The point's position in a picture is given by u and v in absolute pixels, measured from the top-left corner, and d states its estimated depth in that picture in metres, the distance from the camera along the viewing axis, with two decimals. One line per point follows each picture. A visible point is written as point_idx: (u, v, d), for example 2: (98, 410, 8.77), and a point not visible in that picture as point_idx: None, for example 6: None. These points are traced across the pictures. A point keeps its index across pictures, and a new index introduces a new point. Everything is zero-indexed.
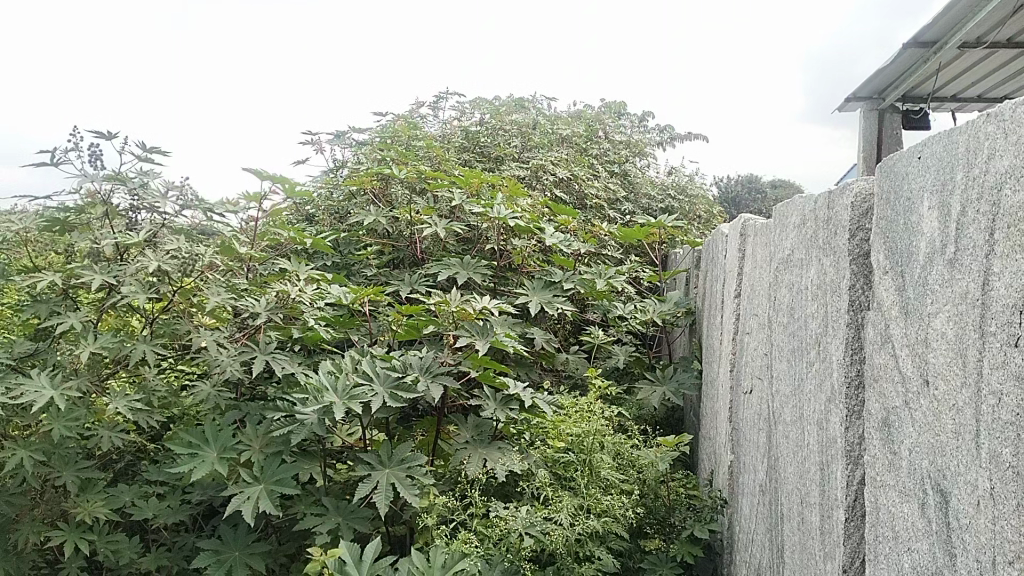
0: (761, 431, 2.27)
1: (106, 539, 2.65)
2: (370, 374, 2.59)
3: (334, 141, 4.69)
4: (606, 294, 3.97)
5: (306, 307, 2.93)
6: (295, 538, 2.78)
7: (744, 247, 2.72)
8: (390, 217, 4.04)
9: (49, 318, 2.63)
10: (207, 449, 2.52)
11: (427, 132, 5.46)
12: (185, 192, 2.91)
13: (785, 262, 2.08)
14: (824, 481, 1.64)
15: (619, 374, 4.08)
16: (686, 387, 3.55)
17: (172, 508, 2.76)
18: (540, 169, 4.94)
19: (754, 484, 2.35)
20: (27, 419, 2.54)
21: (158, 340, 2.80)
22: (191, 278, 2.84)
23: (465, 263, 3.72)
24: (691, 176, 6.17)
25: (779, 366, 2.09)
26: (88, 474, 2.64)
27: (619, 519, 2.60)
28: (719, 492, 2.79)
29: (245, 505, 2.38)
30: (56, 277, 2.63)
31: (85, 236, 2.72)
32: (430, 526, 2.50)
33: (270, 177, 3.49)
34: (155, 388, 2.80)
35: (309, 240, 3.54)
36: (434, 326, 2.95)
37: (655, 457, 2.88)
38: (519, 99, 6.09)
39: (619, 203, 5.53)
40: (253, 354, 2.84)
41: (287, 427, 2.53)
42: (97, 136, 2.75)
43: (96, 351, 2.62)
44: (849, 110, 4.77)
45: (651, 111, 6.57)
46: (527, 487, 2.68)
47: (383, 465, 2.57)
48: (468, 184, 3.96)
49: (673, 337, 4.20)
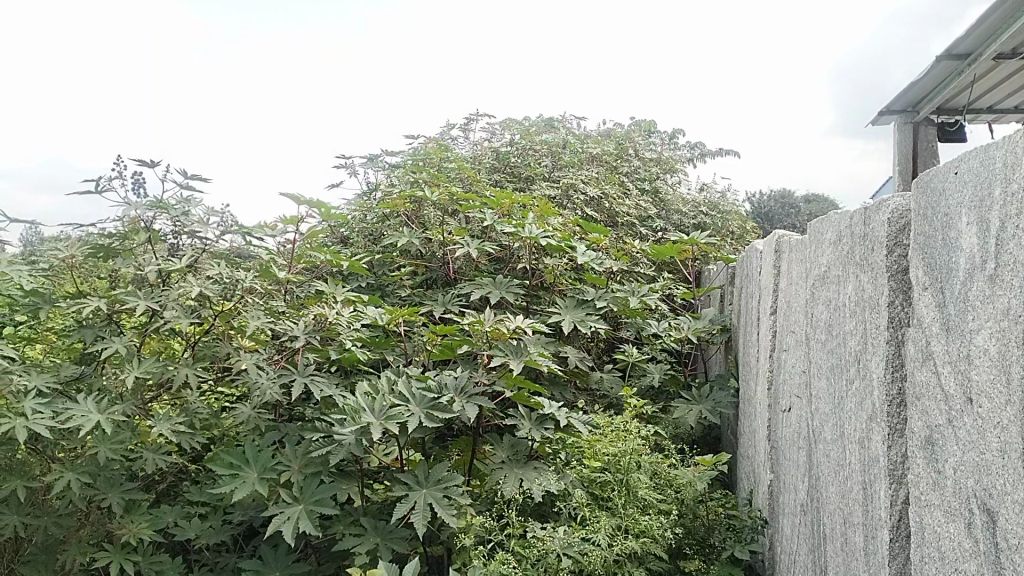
0: (801, 450, 2.24)
1: (149, 560, 2.71)
2: (406, 395, 2.61)
3: (367, 165, 4.76)
4: (639, 312, 3.98)
5: (344, 329, 2.96)
6: (334, 558, 2.80)
7: (779, 263, 2.70)
8: (423, 239, 4.08)
9: (95, 343, 2.71)
10: (248, 469, 2.55)
11: (458, 153, 5.51)
12: (225, 217, 2.97)
13: (822, 279, 2.07)
14: (867, 501, 1.61)
15: (655, 393, 4.05)
16: (723, 405, 3.51)
17: (214, 528, 2.81)
18: (570, 188, 4.99)
19: (794, 504, 2.32)
20: (73, 442, 2.61)
21: (200, 363, 2.85)
22: (230, 301, 2.90)
23: (497, 282, 3.74)
24: (723, 192, 6.15)
25: (818, 384, 2.06)
26: (132, 495, 2.69)
27: (659, 539, 2.57)
28: (758, 512, 2.75)
29: (285, 526, 2.41)
30: (102, 302, 2.70)
31: (129, 262, 2.81)
32: (468, 546, 2.50)
33: (307, 201, 3.56)
34: (197, 411, 2.85)
35: (345, 263, 3.59)
36: (469, 347, 2.97)
37: (693, 477, 2.86)
38: (549, 118, 6.12)
39: (651, 219, 5.52)
40: (292, 376, 2.88)
41: (326, 448, 2.56)
42: (141, 164, 2.84)
43: (141, 375, 2.68)
44: (883, 123, 4.72)
45: (681, 128, 6.57)
46: (564, 507, 2.67)
47: (421, 486, 2.58)
48: (499, 204, 4.00)
49: (708, 354, 4.17)
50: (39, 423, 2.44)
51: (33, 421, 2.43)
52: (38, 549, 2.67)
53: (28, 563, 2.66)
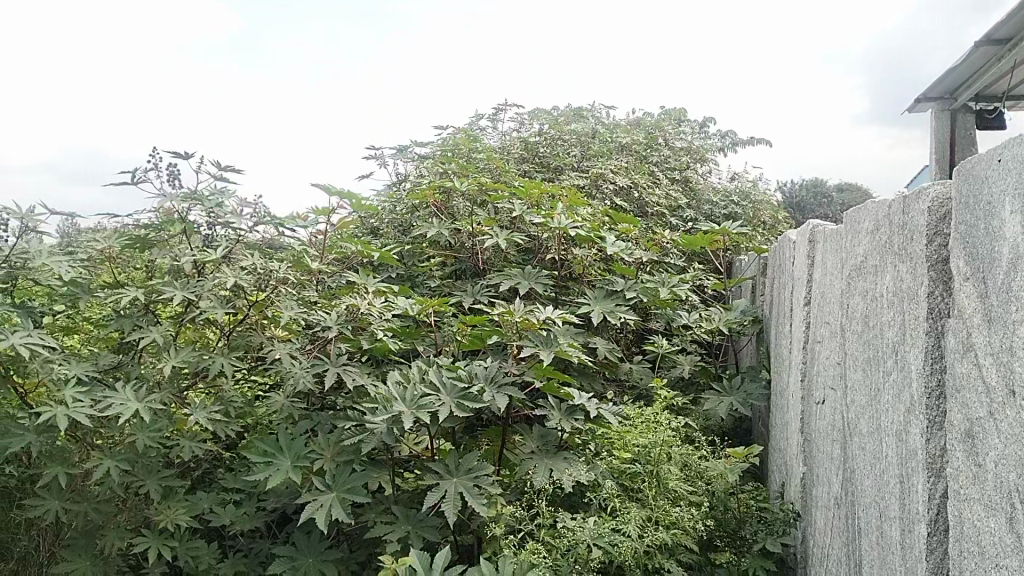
0: (836, 442, 2.21)
1: (187, 545, 2.76)
2: (437, 385, 2.62)
3: (396, 156, 4.78)
4: (669, 303, 3.96)
5: (375, 319, 2.98)
6: (366, 545, 2.83)
7: (813, 254, 2.66)
8: (452, 229, 4.09)
9: (132, 332, 2.76)
10: (282, 457, 2.59)
11: (487, 144, 5.50)
12: (258, 208, 3.01)
13: (858, 269, 2.03)
14: (904, 494, 1.59)
15: (685, 384, 4.03)
16: (754, 397, 3.48)
17: (248, 514, 2.85)
18: (600, 177, 4.96)
19: (828, 496, 2.29)
20: (112, 429, 2.66)
21: (235, 353, 2.89)
22: (264, 292, 2.94)
23: (526, 273, 3.74)
24: (754, 181, 6.08)
25: (854, 376, 2.03)
26: (169, 482, 2.74)
27: (689, 531, 2.56)
28: (790, 505, 2.72)
29: (317, 513, 2.44)
30: (139, 293, 2.75)
31: (165, 253, 2.86)
32: (498, 535, 2.52)
33: (338, 192, 3.59)
34: (232, 400, 2.89)
35: (375, 254, 3.62)
36: (499, 337, 2.98)
37: (724, 468, 2.85)
38: (578, 108, 6.09)
39: (680, 209, 5.48)
40: (325, 366, 2.90)
41: (358, 437, 2.59)
42: (175, 156, 2.88)
43: (178, 364, 2.73)
44: (920, 110, 4.63)
45: (712, 117, 6.50)
46: (595, 498, 2.67)
47: (451, 475, 2.59)
48: (528, 194, 4.00)
49: (739, 346, 4.13)
50: (79, 411, 2.49)
51: (73, 409, 2.49)
52: (79, 534, 2.74)
53: (70, 548, 2.73)
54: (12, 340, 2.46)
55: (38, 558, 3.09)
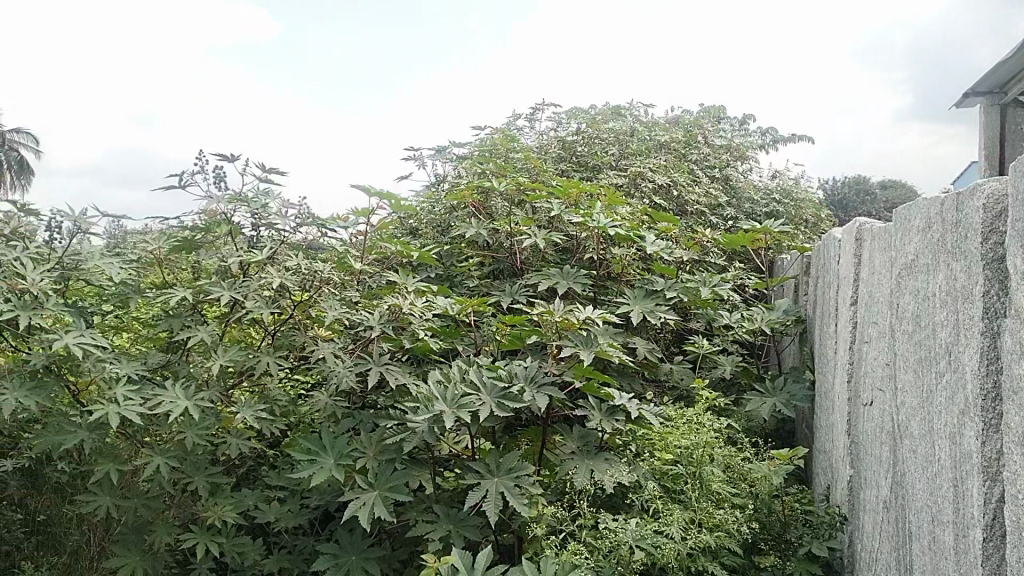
0: (885, 445, 2.16)
1: (233, 542, 2.80)
2: (477, 384, 2.63)
3: (435, 156, 4.81)
4: (710, 302, 3.92)
5: (416, 319, 3.01)
6: (408, 544, 2.85)
7: (860, 252, 2.61)
8: (490, 229, 4.10)
9: (181, 331, 2.82)
10: (325, 455, 2.62)
11: (525, 143, 5.50)
12: (301, 210, 3.05)
13: (909, 268, 1.99)
14: (958, 498, 1.55)
15: (727, 385, 3.98)
16: (798, 398, 3.42)
17: (292, 512, 2.89)
18: (639, 176, 4.93)
19: (877, 500, 2.24)
20: (162, 427, 2.72)
21: (280, 352, 2.94)
22: (308, 292, 2.98)
23: (565, 272, 3.72)
24: (795, 179, 5.99)
25: (904, 377, 1.99)
26: (216, 479, 2.79)
27: (733, 534, 2.53)
28: (836, 508, 2.68)
29: (361, 511, 2.46)
30: (188, 293, 2.82)
31: (212, 254, 2.93)
32: (539, 536, 2.52)
33: (378, 193, 3.62)
34: (277, 398, 2.94)
35: (415, 254, 3.64)
36: (539, 337, 2.98)
37: (768, 470, 2.80)
38: (616, 106, 6.05)
39: (721, 208, 5.41)
40: (367, 365, 2.93)
41: (400, 436, 2.60)
42: (221, 159, 2.93)
43: (225, 363, 2.78)
44: (969, 105, 4.50)
45: (752, 114, 6.41)
46: (636, 499, 2.65)
47: (492, 474, 2.60)
48: (567, 194, 3.98)
49: (782, 346, 4.07)
50: (131, 408, 2.55)
51: (125, 407, 2.55)
52: (129, 529, 2.80)
53: (120, 543, 2.79)
54: (66, 340, 2.53)
55: (90, 553, 3.17)
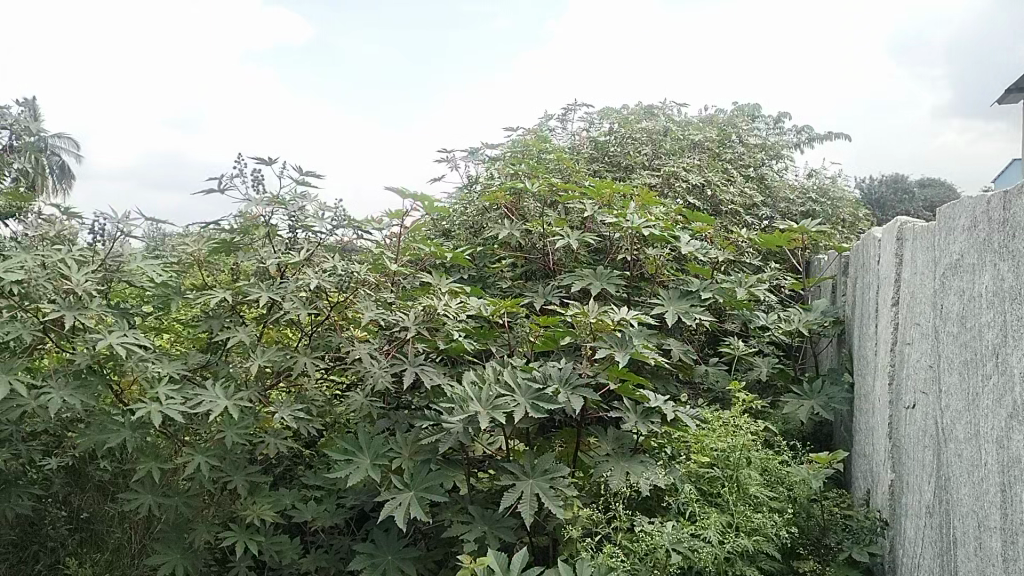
0: (928, 449, 2.12)
1: (271, 540, 2.84)
2: (512, 385, 2.63)
3: (467, 158, 4.82)
4: (746, 303, 3.87)
5: (450, 320, 3.02)
6: (443, 544, 2.86)
7: (901, 252, 2.56)
8: (523, 230, 4.09)
9: (220, 332, 2.87)
10: (362, 455, 2.64)
11: (557, 144, 5.48)
12: (337, 212, 3.08)
13: (953, 268, 1.94)
14: (1005, 505, 1.51)
15: (763, 387, 3.93)
16: (837, 401, 3.37)
17: (329, 511, 2.91)
18: (672, 176, 4.89)
19: (919, 505, 2.20)
20: (202, 426, 2.77)
21: (316, 353, 2.97)
22: (344, 293, 3.02)
23: (598, 273, 3.70)
24: (832, 177, 5.89)
25: (948, 379, 1.95)
26: (255, 477, 2.83)
27: (771, 538, 2.51)
28: (877, 512, 2.63)
29: (397, 511, 2.48)
30: (227, 294, 2.86)
31: (251, 257, 2.97)
32: (575, 538, 2.51)
33: (412, 195, 3.64)
34: (313, 398, 2.97)
35: (448, 255, 3.65)
36: (573, 338, 2.98)
37: (807, 474, 2.76)
38: (648, 106, 6.01)
39: (756, 207, 5.35)
40: (403, 366, 2.95)
41: (435, 436, 2.61)
42: (260, 162, 2.97)
43: (264, 364, 2.82)
44: (1013, 101, 4.39)
45: (787, 112, 6.32)
46: (673, 502, 2.63)
47: (527, 476, 2.60)
48: (601, 194, 3.97)
49: (820, 348, 4.01)
50: (172, 407, 2.60)
51: (166, 406, 2.60)
52: (170, 527, 2.85)
53: (162, 540, 2.84)
54: (110, 339, 2.59)
55: (131, 550, 3.23)
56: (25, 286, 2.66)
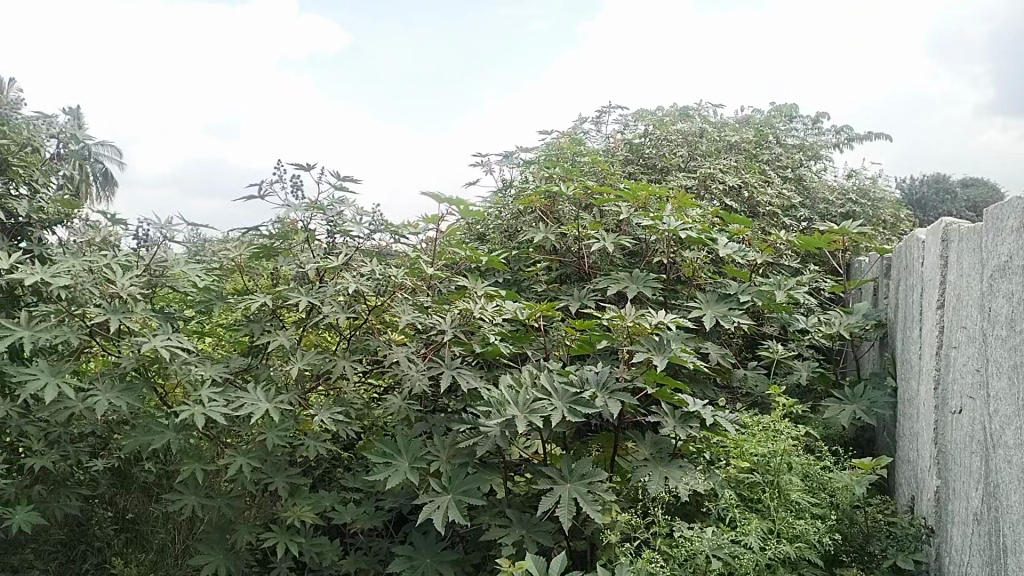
0: (975, 455, 2.07)
1: (311, 542, 2.87)
2: (549, 389, 2.63)
3: (502, 161, 4.83)
4: (785, 306, 3.82)
5: (487, 324, 3.03)
6: (480, 547, 2.87)
7: (946, 254, 2.50)
8: (558, 234, 4.09)
9: (262, 336, 2.91)
10: (400, 458, 2.66)
11: (591, 146, 5.47)
12: (375, 216, 3.11)
13: (1001, 270, 1.90)
14: None
15: (802, 391, 3.87)
16: (880, 405, 3.30)
17: (368, 513, 2.94)
18: (708, 178, 4.84)
19: (966, 513, 2.14)
20: (245, 428, 2.82)
21: (355, 356, 3.00)
22: (382, 297, 3.04)
23: (634, 276, 3.68)
24: (872, 178, 5.79)
25: (997, 384, 1.90)
26: (295, 479, 2.86)
27: (814, 545, 2.47)
28: (923, 519, 2.58)
29: (435, 514, 2.49)
30: (268, 299, 2.91)
31: (291, 261, 3.01)
32: (613, 543, 2.50)
33: (447, 199, 3.66)
34: (352, 401, 3.01)
35: (483, 259, 3.66)
36: (609, 342, 2.97)
37: (850, 480, 2.72)
38: (683, 107, 5.96)
39: (794, 209, 5.27)
40: (440, 369, 2.97)
41: (472, 439, 2.61)
42: (299, 168, 3.02)
43: (304, 367, 2.86)
44: None
45: (826, 112, 6.23)
46: (712, 508, 2.60)
47: (565, 480, 2.59)
48: (636, 197, 3.95)
49: (861, 352, 3.94)
50: (215, 410, 2.65)
51: (209, 408, 2.65)
52: (212, 528, 2.90)
53: (205, 541, 2.89)
54: (155, 343, 2.64)
55: (174, 550, 3.29)
56: (72, 290, 2.71)
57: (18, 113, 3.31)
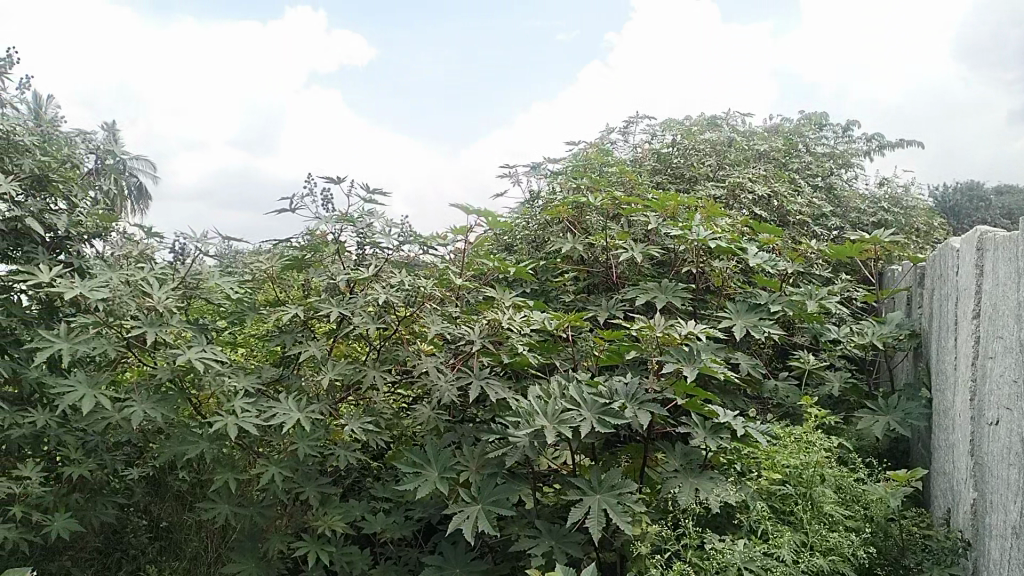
0: (1013, 467, 2.03)
1: (341, 551, 2.89)
2: (577, 400, 2.62)
3: (530, 172, 4.85)
4: (816, 316, 3.78)
5: (515, 334, 3.04)
6: (510, 558, 2.87)
7: (982, 263, 2.46)
8: (585, 244, 4.08)
9: (293, 346, 2.95)
10: (429, 468, 2.66)
11: (618, 156, 5.46)
12: (404, 228, 3.14)
13: None
14: None
15: (834, 402, 3.81)
16: (914, 417, 3.25)
17: (397, 523, 2.95)
18: (737, 187, 4.82)
19: (1005, 526, 2.10)
20: (277, 438, 2.85)
21: (384, 366, 3.02)
22: (410, 308, 3.08)
23: (663, 286, 3.66)
24: (904, 186, 5.71)
25: None
26: (326, 489, 2.89)
27: (848, 558, 2.43)
28: (960, 533, 2.53)
29: (465, 524, 2.49)
30: (299, 310, 2.95)
31: (322, 273, 3.05)
32: (644, 555, 2.49)
33: (475, 211, 3.69)
34: (382, 411, 3.03)
35: (512, 270, 3.67)
36: (638, 352, 2.96)
37: (885, 492, 2.67)
38: (711, 116, 5.93)
39: (825, 217, 5.22)
40: (468, 379, 2.98)
41: (501, 449, 2.62)
42: (329, 181, 3.07)
43: (335, 377, 2.89)
44: None
45: (856, 120, 6.16)
46: (744, 520, 2.58)
47: (594, 491, 2.58)
48: (664, 207, 3.93)
49: (894, 362, 3.88)
50: (248, 420, 2.68)
51: (242, 418, 2.69)
52: (245, 537, 2.93)
53: (238, 550, 2.92)
54: (189, 354, 2.68)
55: (207, 558, 3.33)
56: (110, 302, 2.77)
57: (57, 131, 3.41)
